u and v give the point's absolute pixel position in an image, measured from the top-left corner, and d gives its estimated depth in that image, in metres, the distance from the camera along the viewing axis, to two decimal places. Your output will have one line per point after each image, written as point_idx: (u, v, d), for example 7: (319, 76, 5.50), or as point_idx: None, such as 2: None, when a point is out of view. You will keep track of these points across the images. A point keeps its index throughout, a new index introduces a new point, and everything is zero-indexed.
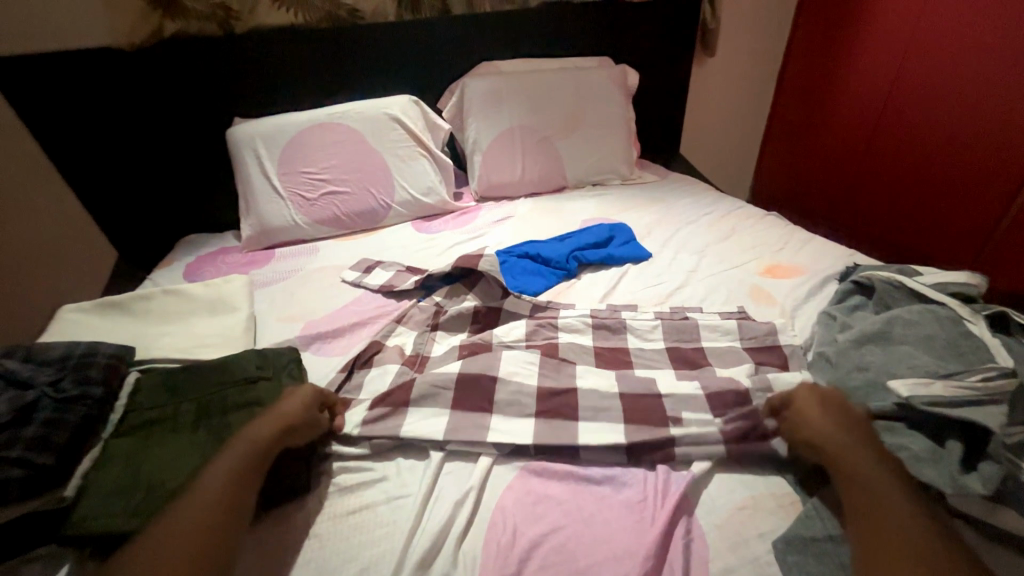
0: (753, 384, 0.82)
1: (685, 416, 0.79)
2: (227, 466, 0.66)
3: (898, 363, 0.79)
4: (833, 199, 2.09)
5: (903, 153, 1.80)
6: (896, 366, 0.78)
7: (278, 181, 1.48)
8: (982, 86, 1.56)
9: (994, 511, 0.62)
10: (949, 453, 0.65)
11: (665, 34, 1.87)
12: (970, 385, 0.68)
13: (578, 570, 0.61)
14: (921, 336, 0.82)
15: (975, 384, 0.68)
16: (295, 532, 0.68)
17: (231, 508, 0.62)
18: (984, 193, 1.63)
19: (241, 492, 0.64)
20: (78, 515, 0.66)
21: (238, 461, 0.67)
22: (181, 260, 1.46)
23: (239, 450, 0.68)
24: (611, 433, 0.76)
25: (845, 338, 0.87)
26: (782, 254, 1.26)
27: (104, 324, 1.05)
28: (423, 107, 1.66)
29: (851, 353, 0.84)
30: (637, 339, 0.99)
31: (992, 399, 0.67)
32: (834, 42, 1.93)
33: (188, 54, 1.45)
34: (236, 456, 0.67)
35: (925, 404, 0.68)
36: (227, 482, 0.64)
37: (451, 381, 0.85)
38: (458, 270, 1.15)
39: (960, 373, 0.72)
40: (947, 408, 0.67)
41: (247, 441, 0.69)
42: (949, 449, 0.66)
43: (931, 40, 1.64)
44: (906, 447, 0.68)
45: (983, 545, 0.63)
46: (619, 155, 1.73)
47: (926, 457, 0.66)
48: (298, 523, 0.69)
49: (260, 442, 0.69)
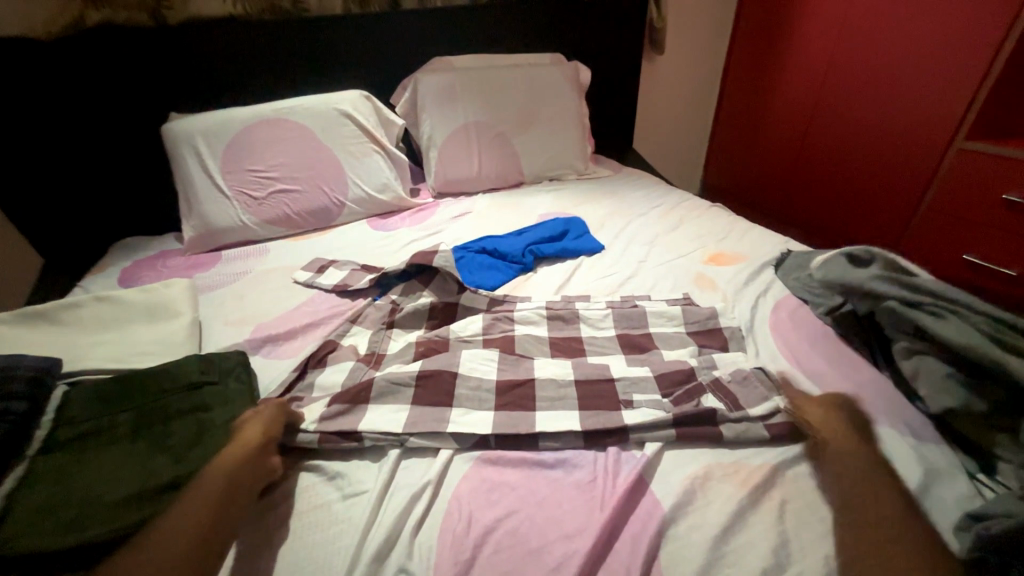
0: (698, 363, 0.90)
1: (636, 399, 0.83)
2: (203, 492, 0.64)
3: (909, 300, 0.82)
4: (775, 191, 2.21)
5: (837, 144, 1.93)
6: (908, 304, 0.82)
7: (221, 179, 1.42)
8: (896, 87, 1.71)
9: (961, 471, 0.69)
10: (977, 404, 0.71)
11: (615, 31, 1.92)
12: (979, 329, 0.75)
13: (531, 552, 0.63)
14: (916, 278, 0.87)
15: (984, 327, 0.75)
16: (262, 529, 0.67)
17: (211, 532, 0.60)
18: (903, 184, 1.78)
19: (220, 521, 0.62)
20: (1, 537, 0.61)
21: (212, 490, 0.64)
22: (116, 266, 1.37)
23: (216, 472, 0.67)
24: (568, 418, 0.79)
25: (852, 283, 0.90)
26: (724, 243, 1.33)
27: (25, 336, 0.97)
28: (375, 103, 1.63)
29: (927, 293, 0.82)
30: (588, 327, 1.02)
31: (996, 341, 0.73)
32: (768, 45, 2.06)
33: (111, 44, 1.36)
34: (212, 481, 0.66)
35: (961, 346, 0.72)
36: (206, 504, 0.63)
37: (411, 377, 0.85)
38: (414, 268, 1.14)
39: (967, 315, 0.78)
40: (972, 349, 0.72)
41: (223, 465, 0.68)
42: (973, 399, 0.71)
43: (854, 39, 1.77)
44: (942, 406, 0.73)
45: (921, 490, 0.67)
46: (573, 149, 1.77)
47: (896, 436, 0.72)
48: (263, 522, 0.68)
49: (236, 465, 0.68)
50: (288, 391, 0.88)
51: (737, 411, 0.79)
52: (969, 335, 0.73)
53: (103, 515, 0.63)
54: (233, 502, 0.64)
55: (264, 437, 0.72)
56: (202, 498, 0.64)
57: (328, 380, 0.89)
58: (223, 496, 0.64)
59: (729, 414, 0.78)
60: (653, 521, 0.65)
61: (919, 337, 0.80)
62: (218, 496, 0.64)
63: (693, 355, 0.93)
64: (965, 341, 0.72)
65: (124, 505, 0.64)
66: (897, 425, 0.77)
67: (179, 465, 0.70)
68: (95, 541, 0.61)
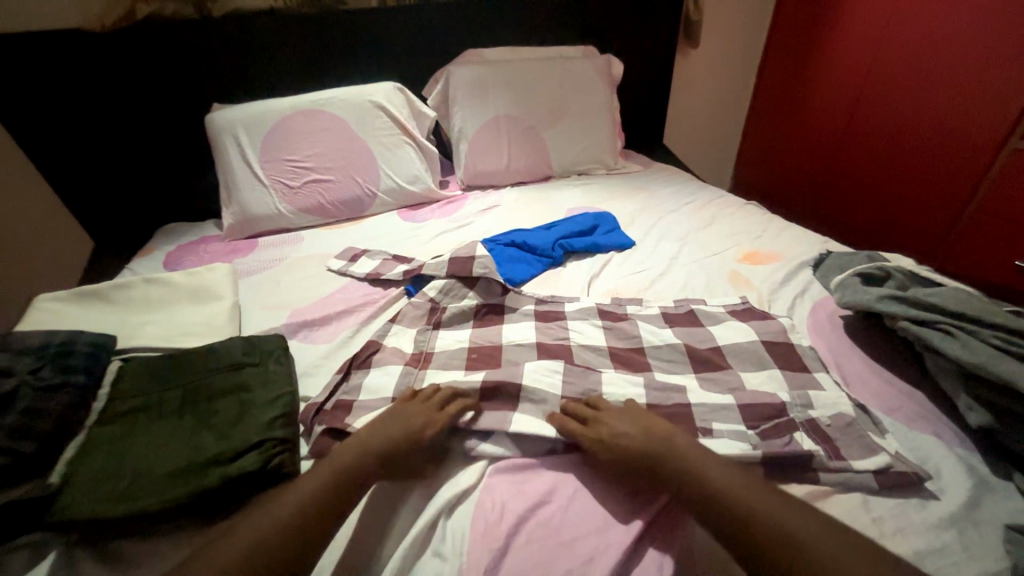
0: (792, 398, 0.77)
1: (716, 427, 0.73)
2: (329, 469, 0.67)
3: (921, 316, 0.80)
4: (810, 189, 2.15)
5: (879, 139, 1.84)
6: (920, 321, 0.80)
7: (259, 168, 1.46)
8: (945, 80, 1.62)
9: (1002, 492, 0.66)
10: (979, 419, 0.69)
11: (650, 23, 1.88)
12: (992, 343, 0.72)
13: (563, 543, 0.63)
14: (937, 292, 0.83)
15: (997, 342, 0.72)
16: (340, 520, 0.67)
17: (305, 526, 0.61)
18: (949, 185, 1.70)
19: (332, 505, 0.63)
20: (65, 502, 0.65)
21: (339, 471, 0.67)
22: (160, 249, 1.43)
23: (345, 456, 0.69)
24: None
25: (862, 298, 0.88)
26: (761, 242, 1.29)
27: (80, 314, 1.03)
28: (408, 94, 1.64)
29: (938, 310, 0.80)
30: (652, 337, 0.94)
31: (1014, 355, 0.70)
32: (807, 40, 1.99)
33: (158, 38, 1.41)
34: (323, 473, 0.66)
35: (975, 365, 0.70)
36: (320, 488, 0.64)
37: (475, 388, 0.80)
38: (470, 276, 1.07)
39: (982, 329, 0.75)
40: (979, 368, 0.69)
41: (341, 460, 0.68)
42: (977, 415, 0.69)
43: (904, 26, 1.67)
44: (973, 416, 0.70)
45: (972, 501, 0.64)
46: (604, 144, 1.75)
47: (938, 458, 0.70)
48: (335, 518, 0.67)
49: (368, 451, 0.69)
50: (332, 395, 0.85)
51: (839, 461, 0.68)
52: (982, 354, 0.70)
53: (156, 487, 0.67)
54: (336, 498, 0.64)
55: (389, 450, 0.69)
56: (321, 480, 0.66)
57: (379, 385, 0.86)
58: (328, 496, 0.64)
59: (827, 465, 0.67)
60: (686, 518, 0.64)
61: (933, 355, 0.77)
62: (323, 494, 0.64)
63: (783, 384, 0.81)
64: (977, 361, 0.70)
65: (172, 479, 0.67)
66: (944, 434, 0.73)
67: (223, 441, 0.72)
68: (148, 510, 0.64)
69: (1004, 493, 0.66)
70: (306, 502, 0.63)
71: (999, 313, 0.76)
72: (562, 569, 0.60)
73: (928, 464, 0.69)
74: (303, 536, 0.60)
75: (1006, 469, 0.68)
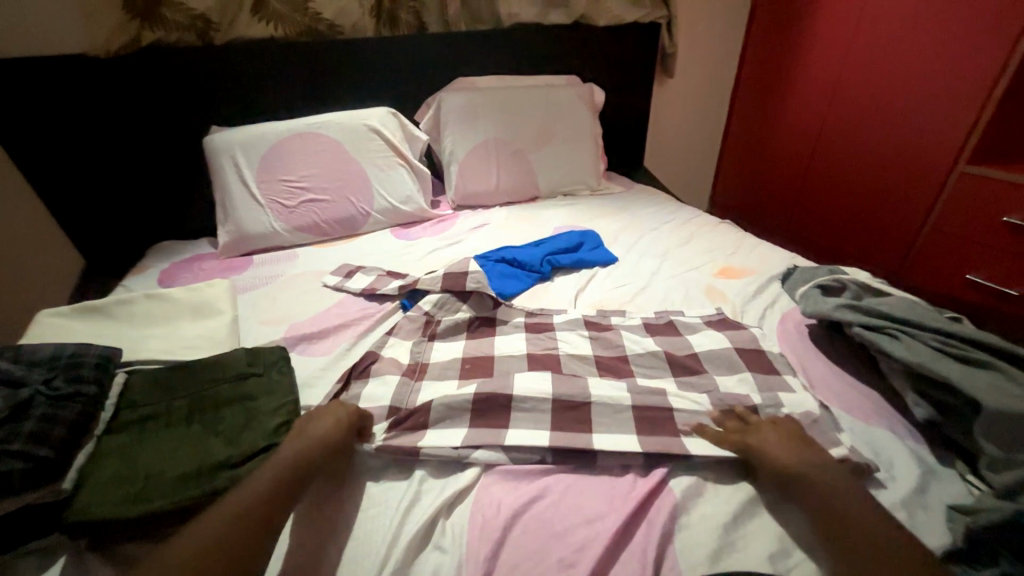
0: (761, 401, 0.84)
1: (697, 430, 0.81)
2: (282, 459, 0.71)
3: (872, 322, 0.89)
4: (782, 209, 2.28)
5: (842, 163, 1.99)
6: (871, 327, 0.88)
7: (257, 188, 1.51)
8: (898, 111, 1.78)
9: (946, 480, 0.73)
10: (924, 413, 0.77)
11: (629, 56, 2.02)
12: (931, 346, 0.81)
13: (556, 533, 0.68)
14: (888, 302, 0.93)
15: (935, 345, 0.81)
16: (346, 520, 0.71)
17: (247, 513, 0.63)
18: (906, 206, 1.83)
19: (284, 496, 0.67)
20: (79, 506, 0.68)
21: (292, 462, 0.71)
22: (156, 267, 1.46)
23: (298, 443, 0.74)
24: (603, 426, 0.82)
25: (822, 306, 0.97)
26: (733, 258, 1.39)
27: (82, 328, 1.05)
28: (401, 119, 1.73)
29: (888, 317, 0.89)
30: (634, 346, 1.01)
31: (949, 356, 0.79)
32: (774, 72, 2.16)
33: (162, 63, 1.47)
34: (284, 456, 0.72)
35: (918, 365, 0.78)
36: (273, 476, 0.69)
37: (467, 402, 0.85)
38: (463, 291, 1.14)
39: (923, 334, 0.84)
40: (920, 367, 0.78)
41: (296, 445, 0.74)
42: (922, 410, 0.78)
43: (860, 63, 1.84)
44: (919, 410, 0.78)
45: (922, 488, 0.72)
46: (587, 166, 1.85)
47: (892, 453, 0.77)
48: (341, 520, 0.71)
49: (322, 437, 0.75)
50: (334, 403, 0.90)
51: None
52: (922, 355, 0.79)
53: (166, 490, 0.70)
54: (285, 487, 0.68)
55: (324, 441, 0.75)
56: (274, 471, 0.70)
57: (379, 397, 0.90)
58: (273, 488, 0.67)
59: None
60: (667, 507, 0.70)
61: (885, 358, 0.85)
62: (269, 487, 0.67)
63: (754, 386, 0.89)
64: (919, 361, 0.78)
65: (182, 482, 0.71)
66: (897, 429, 0.81)
67: (229, 447, 0.76)
68: (158, 512, 0.67)
69: (949, 480, 0.73)
70: (256, 492, 0.66)
71: (938, 320, 0.86)
72: (555, 557, 0.65)
73: (883, 456, 0.77)
74: (244, 523, 0.62)
75: (949, 458, 0.76)
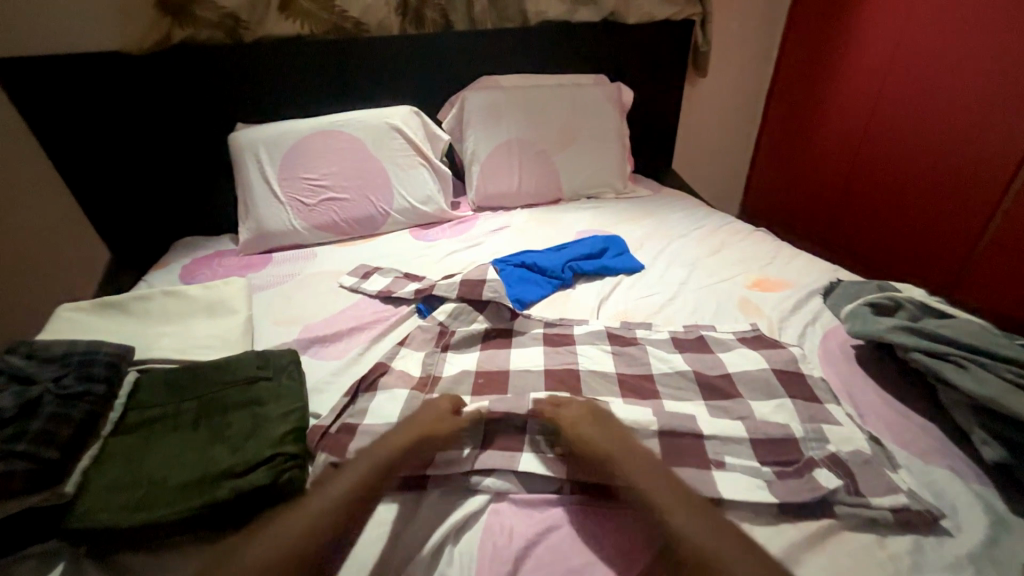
0: (805, 433, 0.77)
1: (728, 460, 0.73)
2: (357, 471, 0.69)
3: (933, 348, 0.80)
4: (821, 217, 2.15)
5: (888, 168, 1.86)
6: (932, 353, 0.79)
7: (278, 186, 1.50)
8: (954, 113, 1.64)
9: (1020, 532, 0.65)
10: (990, 452, 0.69)
11: (660, 55, 1.94)
12: (1005, 378, 0.72)
13: (571, 569, 0.63)
14: (950, 325, 0.84)
15: (1009, 377, 0.72)
16: None
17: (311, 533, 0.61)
18: (963, 215, 1.69)
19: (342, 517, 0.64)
20: (82, 510, 0.66)
21: (362, 475, 0.68)
22: (177, 263, 1.46)
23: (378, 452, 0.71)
24: None
25: (872, 327, 0.88)
26: (769, 269, 1.30)
27: (99, 324, 1.05)
28: (423, 118, 1.70)
29: (951, 343, 0.79)
30: (661, 364, 0.94)
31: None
32: (814, 71, 2.04)
33: (190, 61, 1.47)
34: (356, 469, 0.69)
35: (990, 401, 0.69)
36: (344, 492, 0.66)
37: (478, 421, 0.79)
38: (480, 299, 1.10)
39: (995, 364, 0.74)
40: (995, 403, 0.69)
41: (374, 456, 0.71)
42: (992, 447, 0.69)
43: (911, 61, 1.71)
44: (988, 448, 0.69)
45: (991, 541, 0.63)
46: (613, 168, 1.78)
47: (954, 496, 0.69)
48: None
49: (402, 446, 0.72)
50: (338, 417, 0.85)
51: (857, 497, 0.67)
52: (992, 388, 0.70)
53: (170, 498, 0.67)
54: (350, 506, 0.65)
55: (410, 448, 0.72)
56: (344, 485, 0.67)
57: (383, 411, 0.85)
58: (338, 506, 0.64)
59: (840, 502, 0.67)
60: None
61: (945, 388, 0.77)
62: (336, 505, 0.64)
63: (794, 415, 0.80)
64: (989, 395, 0.69)
65: (186, 491, 0.68)
66: (960, 468, 0.73)
67: (234, 455, 0.73)
68: (160, 521, 0.65)
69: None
70: (315, 510, 0.64)
71: (1011, 349, 0.76)
72: None
73: (944, 499, 0.69)
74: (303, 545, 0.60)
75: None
